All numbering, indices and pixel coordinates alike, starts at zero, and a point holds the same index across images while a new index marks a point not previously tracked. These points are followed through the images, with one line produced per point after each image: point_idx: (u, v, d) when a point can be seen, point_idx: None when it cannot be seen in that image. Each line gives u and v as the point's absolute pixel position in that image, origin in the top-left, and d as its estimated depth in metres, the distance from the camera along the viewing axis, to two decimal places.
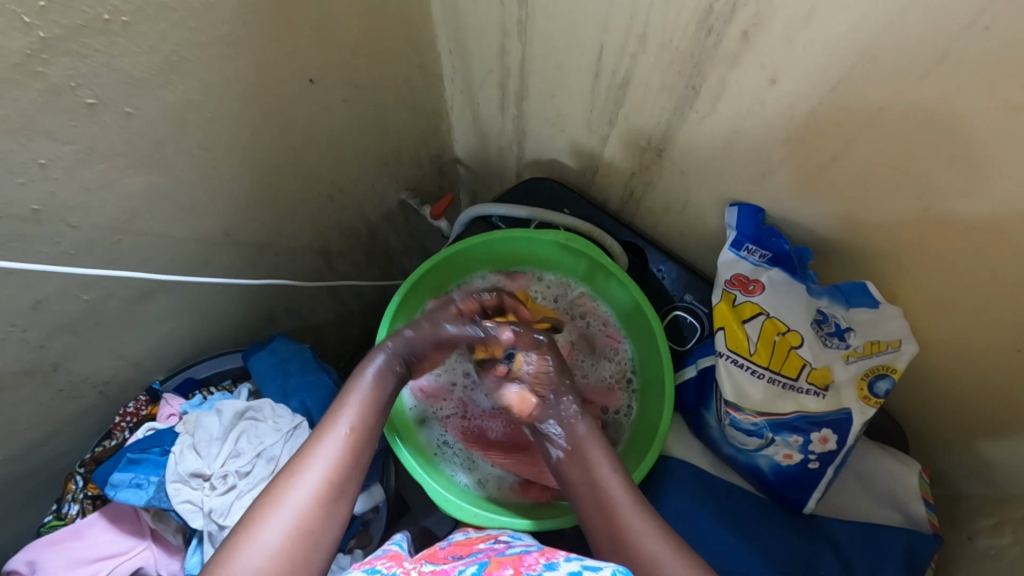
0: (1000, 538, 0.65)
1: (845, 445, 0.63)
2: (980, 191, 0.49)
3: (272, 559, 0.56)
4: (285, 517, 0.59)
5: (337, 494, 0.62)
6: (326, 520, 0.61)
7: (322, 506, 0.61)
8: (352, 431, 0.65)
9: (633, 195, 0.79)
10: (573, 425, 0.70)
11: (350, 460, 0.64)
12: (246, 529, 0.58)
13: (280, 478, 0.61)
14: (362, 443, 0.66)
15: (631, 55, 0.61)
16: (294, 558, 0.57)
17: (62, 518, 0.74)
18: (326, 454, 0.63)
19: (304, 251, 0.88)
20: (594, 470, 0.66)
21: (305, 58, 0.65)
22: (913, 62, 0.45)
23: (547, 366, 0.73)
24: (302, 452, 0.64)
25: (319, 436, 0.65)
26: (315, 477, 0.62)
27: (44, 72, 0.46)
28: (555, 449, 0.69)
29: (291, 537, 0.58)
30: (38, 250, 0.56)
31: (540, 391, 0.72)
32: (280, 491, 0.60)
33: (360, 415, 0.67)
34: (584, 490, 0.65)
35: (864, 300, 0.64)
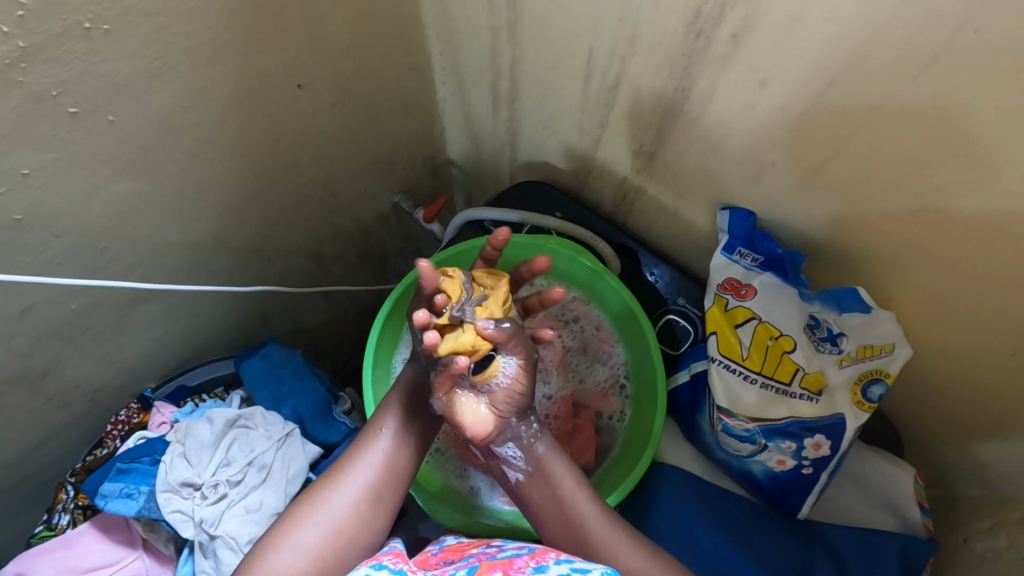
0: (996, 540, 0.65)
1: (838, 451, 0.63)
2: (974, 194, 0.49)
3: (304, 562, 0.55)
4: (323, 521, 0.57)
5: (378, 500, 0.60)
6: (366, 527, 0.59)
7: (363, 511, 0.59)
8: (398, 436, 0.63)
9: (625, 197, 0.79)
10: (531, 447, 0.62)
11: (396, 467, 0.62)
12: (283, 529, 0.57)
13: (324, 478, 0.61)
14: (409, 449, 0.64)
15: (621, 57, 0.60)
16: (328, 565, 0.56)
17: (52, 528, 0.74)
18: (371, 458, 0.62)
19: (296, 255, 0.87)
20: (559, 488, 0.61)
21: (292, 63, 0.64)
22: (905, 64, 0.44)
23: (521, 386, 0.60)
24: (349, 453, 0.62)
25: (366, 437, 0.63)
26: (358, 481, 0.60)
27: (25, 80, 0.45)
28: (514, 471, 0.62)
29: (327, 542, 0.57)
30: (24, 258, 0.55)
31: (504, 411, 0.60)
32: (322, 492, 0.59)
33: (409, 419, 0.64)
34: (545, 510, 0.61)
35: (857, 305, 0.63)
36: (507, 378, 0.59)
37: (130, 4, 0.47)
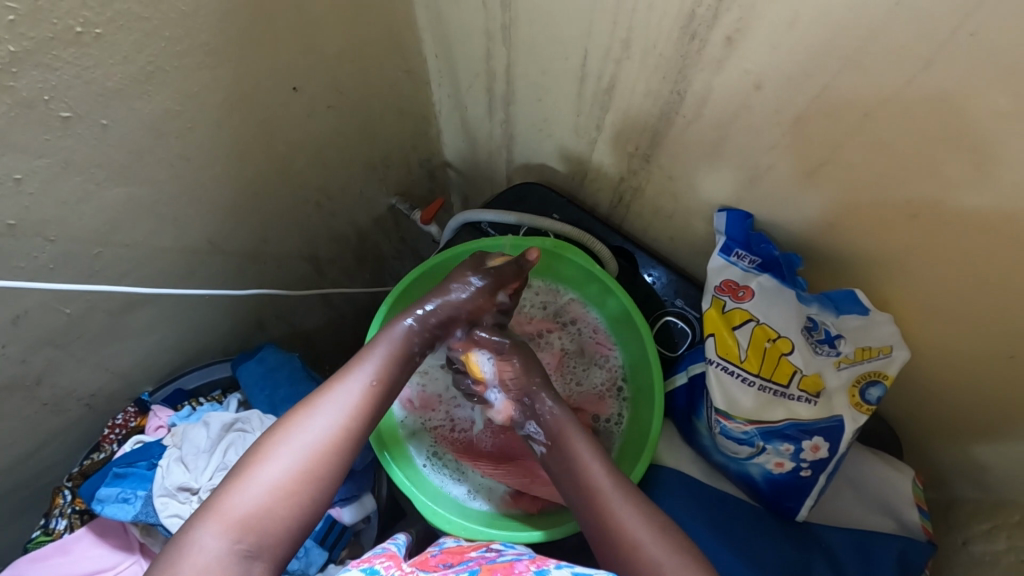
0: (994, 543, 0.64)
1: (837, 453, 0.62)
2: (971, 196, 0.48)
3: (272, 496, 0.57)
4: (293, 456, 0.59)
5: (348, 441, 0.62)
6: (335, 465, 0.61)
7: (334, 451, 0.61)
8: (372, 380, 0.66)
9: (621, 199, 0.79)
10: (551, 422, 0.69)
11: (367, 410, 0.64)
12: (253, 463, 0.58)
13: (294, 413, 0.62)
14: (380, 394, 0.66)
15: (616, 60, 0.60)
16: (296, 500, 0.58)
17: (49, 533, 0.73)
18: (344, 400, 0.63)
19: (291, 258, 0.86)
20: (577, 460, 0.65)
21: (285, 66, 0.64)
22: (900, 66, 0.44)
23: (512, 367, 0.72)
24: (321, 392, 0.64)
25: (339, 378, 0.65)
26: (330, 420, 0.62)
27: (15, 85, 0.45)
28: (538, 445, 0.70)
29: (296, 479, 0.58)
30: (17, 264, 0.55)
31: (514, 392, 0.72)
32: (293, 427, 0.61)
33: (385, 366, 0.67)
34: (572, 490, 0.64)
35: (855, 308, 0.63)
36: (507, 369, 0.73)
37: (120, 9, 0.47)
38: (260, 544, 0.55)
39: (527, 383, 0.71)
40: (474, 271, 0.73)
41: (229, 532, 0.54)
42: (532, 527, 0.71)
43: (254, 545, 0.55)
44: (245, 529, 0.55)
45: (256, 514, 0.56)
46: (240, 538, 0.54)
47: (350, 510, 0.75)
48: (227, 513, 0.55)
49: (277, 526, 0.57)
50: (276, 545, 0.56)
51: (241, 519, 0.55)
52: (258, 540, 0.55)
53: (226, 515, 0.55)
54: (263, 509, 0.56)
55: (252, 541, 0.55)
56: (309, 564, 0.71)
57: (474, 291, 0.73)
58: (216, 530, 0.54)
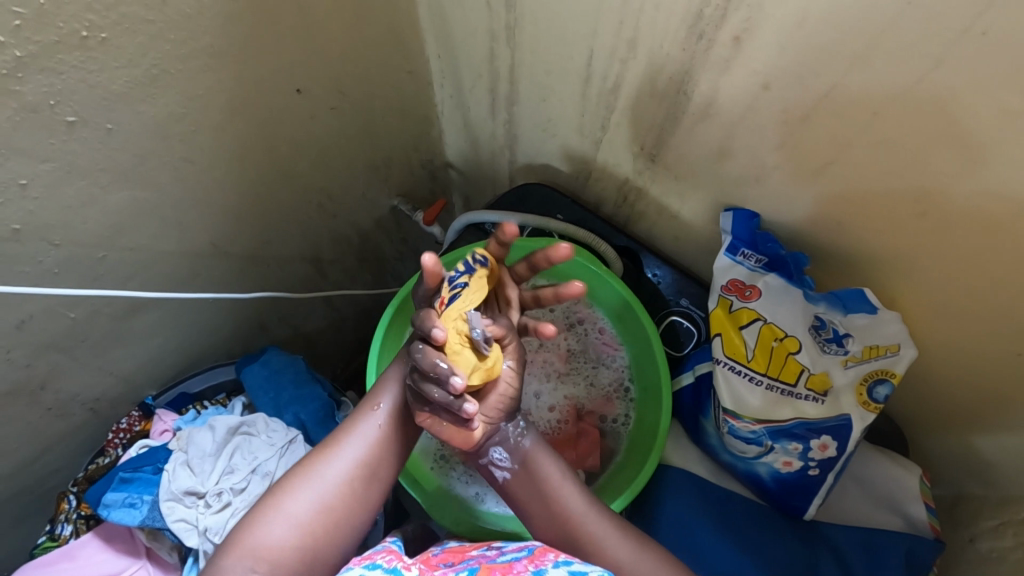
0: (1001, 540, 0.65)
1: (844, 452, 0.63)
2: (978, 194, 0.48)
3: (295, 533, 0.56)
4: (316, 491, 0.58)
5: (369, 477, 0.61)
6: (360, 501, 0.60)
7: (355, 486, 0.60)
8: (391, 412, 0.64)
9: (626, 199, 0.79)
10: (519, 447, 0.63)
11: (388, 446, 0.63)
12: (277, 498, 0.58)
13: (317, 450, 0.61)
14: (400, 427, 0.64)
15: (621, 60, 0.60)
16: (318, 534, 0.57)
17: (55, 539, 0.73)
18: (365, 434, 0.62)
19: (294, 260, 0.86)
20: (546, 483, 0.62)
21: (290, 69, 0.64)
22: (909, 66, 0.44)
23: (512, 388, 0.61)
24: (343, 428, 0.63)
25: (359, 412, 0.63)
26: (351, 457, 0.60)
27: (20, 90, 0.44)
28: (501, 471, 0.63)
29: (319, 513, 0.57)
30: (22, 269, 0.54)
31: (495, 416, 0.61)
32: (315, 464, 0.60)
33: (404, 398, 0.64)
34: (535, 507, 0.62)
35: (863, 307, 0.63)
36: (508, 383, 0.61)
37: (125, 12, 0.47)
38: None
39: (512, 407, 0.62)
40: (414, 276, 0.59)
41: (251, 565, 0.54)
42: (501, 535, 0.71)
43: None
44: (267, 562, 0.54)
45: (282, 550, 0.55)
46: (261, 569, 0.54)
47: None
48: (250, 546, 0.55)
49: (300, 559, 0.56)
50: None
51: (265, 552, 0.54)
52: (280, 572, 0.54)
53: (248, 550, 0.55)
54: (285, 543, 0.55)
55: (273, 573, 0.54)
56: None
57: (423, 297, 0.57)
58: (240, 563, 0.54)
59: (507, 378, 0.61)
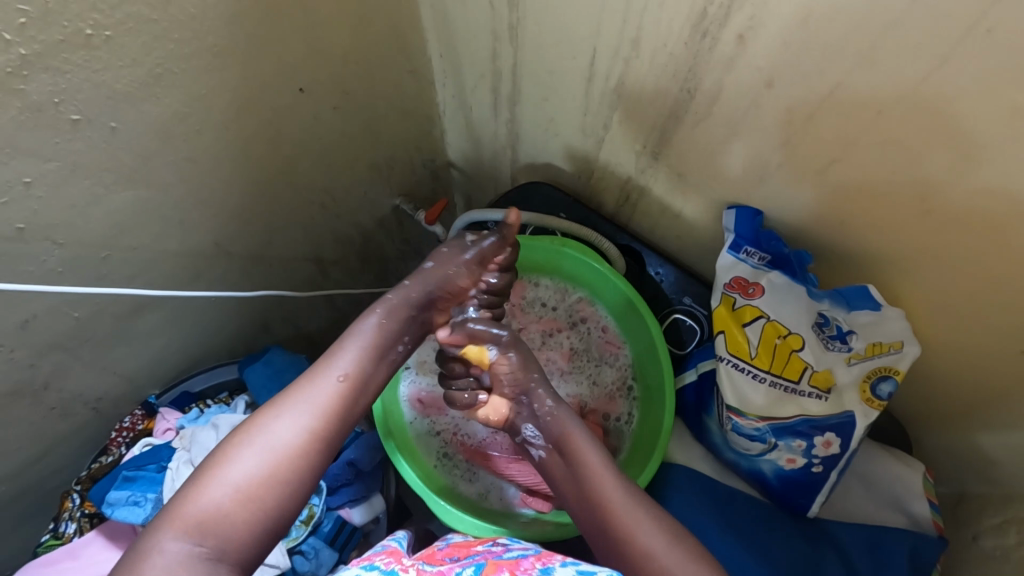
0: (1005, 537, 0.65)
1: (848, 449, 0.63)
2: (982, 191, 0.48)
3: (233, 501, 0.53)
4: (259, 456, 0.55)
5: (317, 444, 0.58)
6: (306, 467, 0.57)
7: (301, 453, 0.57)
8: (344, 376, 0.61)
9: (628, 198, 0.79)
10: (551, 424, 0.65)
11: (337, 410, 0.60)
12: (217, 465, 0.55)
13: (261, 413, 0.58)
14: (354, 391, 0.61)
15: (625, 59, 0.60)
16: (261, 504, 0.54)
17: (59, 536, 0.74)
18: (313, 398, 0.59)
19: (297, 260, 0.86)
20: (581, 461, 0.62)
21: (294, 68, 0.64)
22: (913, 64, 0.44)
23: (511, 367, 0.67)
24: (290, 391, 0.59)
25: (309, 376, 0.61)
26: (297, 420, 0.58)
27: (25, 89, 0.44)
28: (537, 450, 0.66)
29: (262, 481, 0.54)
30: (26, 269, 0.54)
31: (512, 393, 0.68)
32: (258, 428, 0.57)
33: (359, 360, 0.62)
34: (572, 494, 0.62)
35: (867, 304, 0.63)
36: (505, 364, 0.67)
37: (130, 12, 0.47)
38: (223, 548, 0.52)
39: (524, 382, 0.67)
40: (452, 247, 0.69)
41: (188, 537, 0.51)
42: (489, 522, 0.71)
43: (213, 549, 0.51)
44: (206, 534, 0.51)
45: (219, 519, 0.52)
46: (200, 542, 0.51)
47: (360, 510, 0.75)
48: (187, 517, 0.51)
49: (240, 529, 0.53)
50: (241, 550, 0.53)
51: (202, 522, 0.52)
52: (221, 545, 0.52)
53: (183, 520, 0.51)
54: (223, 513, 0.52)
55: (213, 546, 0.51)
56: (320, 565, 0.71)
57: (462, 265, 0.68)
58: (175, 535, 0.51)
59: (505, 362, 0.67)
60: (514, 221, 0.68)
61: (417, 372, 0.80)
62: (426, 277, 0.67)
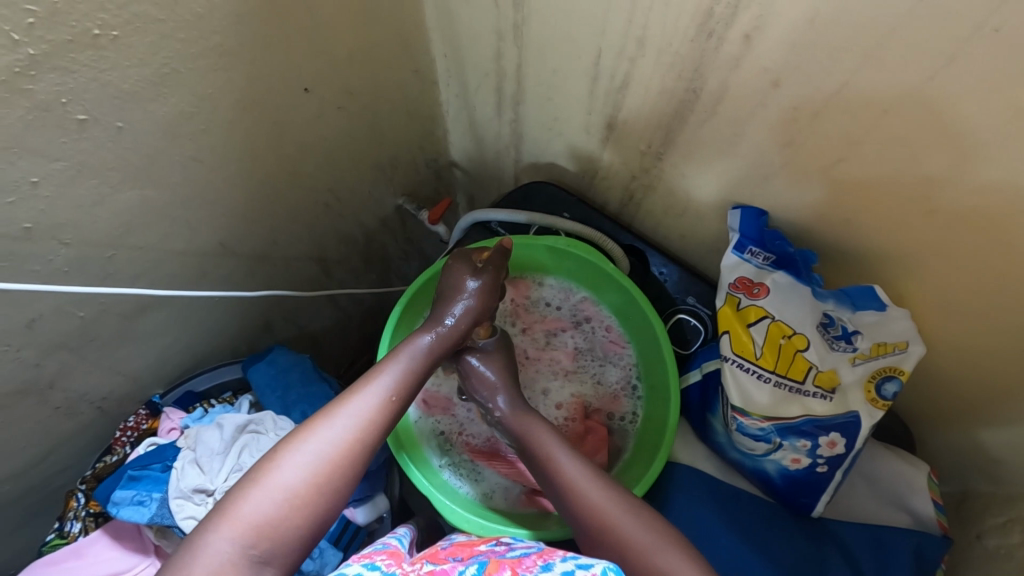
0: (1009, 536, 0.65)
1: (853, 449, 0.63)
2: (987, 191, 0.49)
3: (287, 504, 0.54)
4: (312, 461, 0.56)
5: (364, 453, 0.60)
6: (353, 477, 0.58)
7: (350, 460, 0.58)
8: (392, 390, 0.64)
9: (632, 198, 0.79)
10: (505, 428, 0.70)
11: (383, 423, 0.62)
12: (270, 469, 0.55)
13: (313, 420, 0.59)
14: (399, 408, 0.64)
15: (630, 58, 0.60)
16: (310, 510, 0.55)
17: (64, 536, 0.74)
18: (364, 409, 0.61)
19: (301, 260, 0.86)
20: (542, 457, 0.65)
21: (299, 67, 0.64)
22: (920, 64, 0.44)
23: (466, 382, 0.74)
24: (340, 400, 0.61)
25: (358, 387, 0.63)
26: (347, 429, 0.59)
27: (32, 88, 0.44)
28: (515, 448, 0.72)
29: (313, 485, 0.56)
30: (32, 268, 0.54)
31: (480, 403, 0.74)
32: (310, 434, 0.58)
33: (404, 378, 0.65)
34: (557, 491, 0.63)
35: (872, 304, 0.63)
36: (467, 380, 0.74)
37: (137, 11, 0.47)
38: (271, 551, 0.52)
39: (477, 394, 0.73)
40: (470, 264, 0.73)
41: (242, 536, 0.51)
42: (518, 525, 0.70)
43: (265, 552, 0.52)
44: (259, 536, 0.52)
45: (272, 521, 0.53)
46: (254, 544, 0.52)
47: (362, 510, 0.75)
48: (241, 519, 0.52)
49: (290, 534, 0.54)
50: (288, 555, 0.53)
51: (257, 524, 0.52)
52: (272, 548, 0.52)
53: (238, 519, 0.52)
54: (278, 515, 0.53)
55: (265, 548, 0.52)
56: (324, 564, 0.71)
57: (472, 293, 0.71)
58: (228, 536, 0.51)
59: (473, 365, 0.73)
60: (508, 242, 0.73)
61: None
62: (470, 309, 0.71)
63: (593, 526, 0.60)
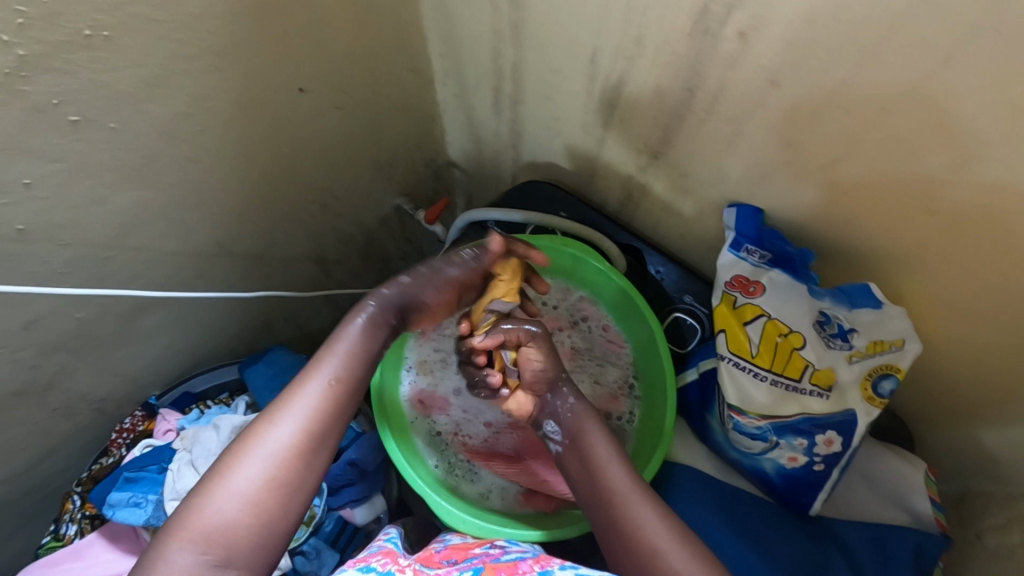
0: (1009, 535, 0.65)
1: (849, 448, 0.62)
2: (983, 189, 0.49)
3: (237, 509, 0.53)
4: (259, 463, 0.55)
5: (315, 445, 0.58)
6: (307, 472, 0.57)
7: (298, 457, 0.57)
8: (334, 377, 0.61)
9: (630, 197, 0.79)
10: (569, 419, 0.69)
11: (330, 411, 0.60)
12: (218, 477, 0.54)
13: (256, 422, 0.58)
14: (347, 392, 0.61)
15: (626, 57, 0.60)
16: (264, 509, 0.54)
17: (60, 538, 0.74)
18: (306, 403, 0.59)
19: (299, 260, 0.86)
20: (594, 459, 0.65)
21: (295, 68, 0.64)
22: (917, 61, 0.44)
23: (535, 363, 0.72)
24: (282, 398, 0.59)
25: (299, 382, 0.61)
26: (292, 425, 0.58)
27: (26, 89, 0.44)
28: (555, 445, 0.70)
29: (263, 486, 0.54)
30: (29, 269, 0.54)
31: (537, 388, 0.73)
32: (255, 437, 0.57)
33: (346, 363, 0.62)
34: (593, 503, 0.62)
35: (868, 301, 0.63)
36: (531, 359, 0.72)
37: (131, 12, 0.47)
38: (230, 555, 0.52)
39: (552, 379, 0.72)
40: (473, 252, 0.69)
41: (194, 548, 0.51)
42: (537, 527, 0.70)
43: (220, 557, 0.51)
44: (211, 543, 0.51)
45: (224, 529, 0.52)
46: (205, 551, 0.51)
47: (360, 510, 0.76)
48: (191, 528, 0.52)
49: (245, 535, 0.53)
50: (250, 556, 0.53)
51: (207, 531, 0.52)
52: (228, 552, 0.52)
53: (190, 531, 0.52)
54: (229, 522, 0.52)
55: (219, 553, 0.51)
56: (320, 565, 0.72)
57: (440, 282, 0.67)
58: (182, 548, 0.51)
59: (532, 354, 0.72)
60: (497, 245, 0.69)
61: (418, 372, 0.81)
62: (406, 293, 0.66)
63: (642, 553, 0.56)
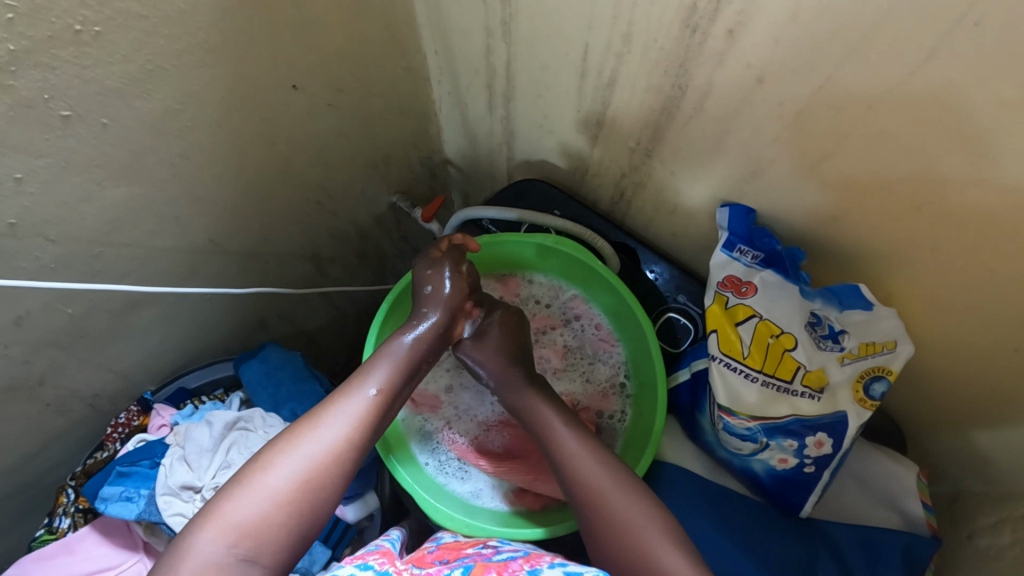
0: (999, 536, 0.64)
1: (840, 449, 0.63)
2: (975, 189, 0.48)
3: (273, 507, 0.55)
4: (296, 464, 0.57)
5: (354, 454, 0.60)
6: (340, 479, 0.59)
7: (338, 463, 0.58)
8: (379, 393, 0.63)
9: (623, 195, 0.78)
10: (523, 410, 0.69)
11: (372, 424, 0.62)
12: (255, 472, 0.56)
13: (299, 424, 0.60)
14: (387, 406, 0.64)
15: (617, 54, 0.59)
16: (297, 509, 0.56)
17: (53, 531, 0.74)
18: (349, 411, 0.61)
19: (294, 257, 0.86)
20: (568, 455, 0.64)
21: (286, 65, 0.64)
22: (903, 59, 0.44)
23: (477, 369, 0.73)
24: (327, 403, 0.62)
25: (347, 391, 0.63)
26: (334, 431, 0.59)
27: (14, 84, 0.44)
28: None
29: (300, 487, 0.56)
30: (20, 265, 0.55)
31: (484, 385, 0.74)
32: (297, 437, 0.59)
33: (391, 377, 0.65)
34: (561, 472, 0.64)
35: (858, 302, 0.63)
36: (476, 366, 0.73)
37: (118, 7, 0.46)
38: (258, 549, 0.53)
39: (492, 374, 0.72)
40: (433, 266, 0.71)
41: (225, 539, 0.52)
42: (534, 524, 0.71)
43: (250, 551, 0.53)
44: (242, 535, 0.53)
45: (256, 523, 0.54)
46: (237, 543, 0.52)
47: (354, 508, 0.75)
48: (224, 519, 0.53)
49: (278, 533, 0.54)
50: (278, 551, 0.54)
51: (239, 525, 0.53)
52: (257, 547, 0.53)
53: (222, 522, 0.53)
54: (264, 518, 0.54)
55: (249, 546, 0.53)
56: (313, 561, 0.71)
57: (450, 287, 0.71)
58: (212, 537, 0.52)
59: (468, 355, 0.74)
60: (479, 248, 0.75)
61: None
62: (432, 300, 0.70)
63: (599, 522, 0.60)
